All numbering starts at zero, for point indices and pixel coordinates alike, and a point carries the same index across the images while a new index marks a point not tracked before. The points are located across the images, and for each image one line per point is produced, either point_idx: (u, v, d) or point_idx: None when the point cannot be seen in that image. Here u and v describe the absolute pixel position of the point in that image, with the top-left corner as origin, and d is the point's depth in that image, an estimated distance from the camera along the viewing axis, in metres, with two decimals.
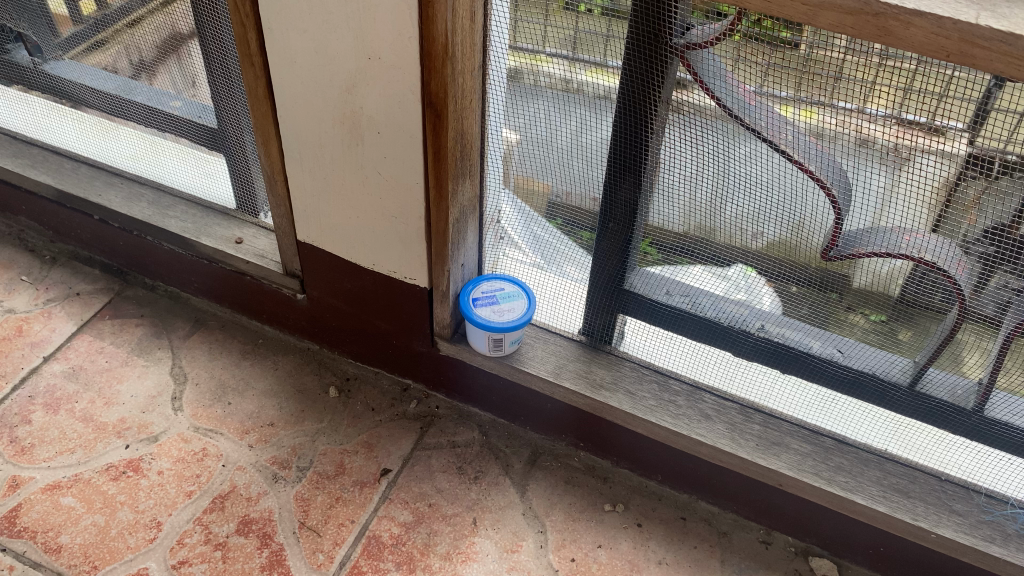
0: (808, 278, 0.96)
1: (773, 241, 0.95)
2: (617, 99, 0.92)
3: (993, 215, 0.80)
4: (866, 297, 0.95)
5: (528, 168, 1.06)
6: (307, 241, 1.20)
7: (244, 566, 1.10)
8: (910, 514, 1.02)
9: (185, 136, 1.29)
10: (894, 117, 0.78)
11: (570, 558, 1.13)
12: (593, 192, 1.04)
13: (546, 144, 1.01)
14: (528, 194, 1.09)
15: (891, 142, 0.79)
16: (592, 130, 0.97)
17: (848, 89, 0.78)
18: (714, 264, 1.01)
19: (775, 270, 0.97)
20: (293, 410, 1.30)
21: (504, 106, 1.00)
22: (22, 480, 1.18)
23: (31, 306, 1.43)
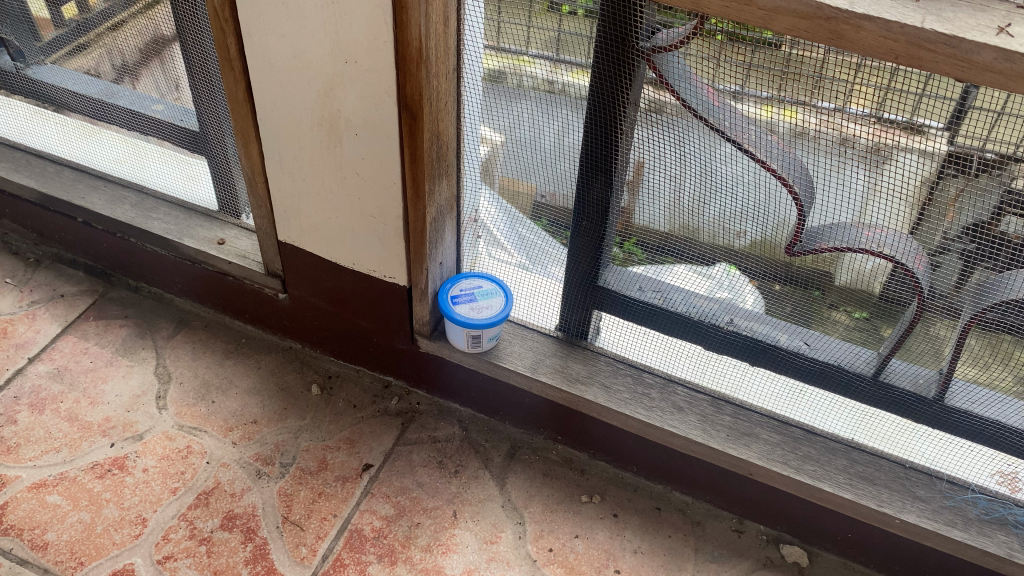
0: (787, 276, 0.99)
1: (753, 240, 0.98)
2: (588, 101, 0.95)
3: (972, 213, 0.83)
4: (848, 296, 0.98)
5: (513, 169, 1.08)
6: (288, 242, 1.22)
7: (228, 560, 1.12)
8: (875, 500, 1.05)
9: (167, 139, 1.31)
10: (875, 116, 0.80)
11: (548, 549, 1.16)
12: (567, 190, 1.07)
13: (525, 145, 1.04)
14: (511, 195, 1.11)
15: (874, 141, 0.81)
16: (575, 131, 0.99)
17: (829, 90, 0.80)
18: (698, 263, 1.04)
19: (758, 269, 1.00)
20: (276, 407, 1.32)
21: (483, 107, 1.03)
22: (8, 479, 1.19)
23: (16, 308, 1.45)
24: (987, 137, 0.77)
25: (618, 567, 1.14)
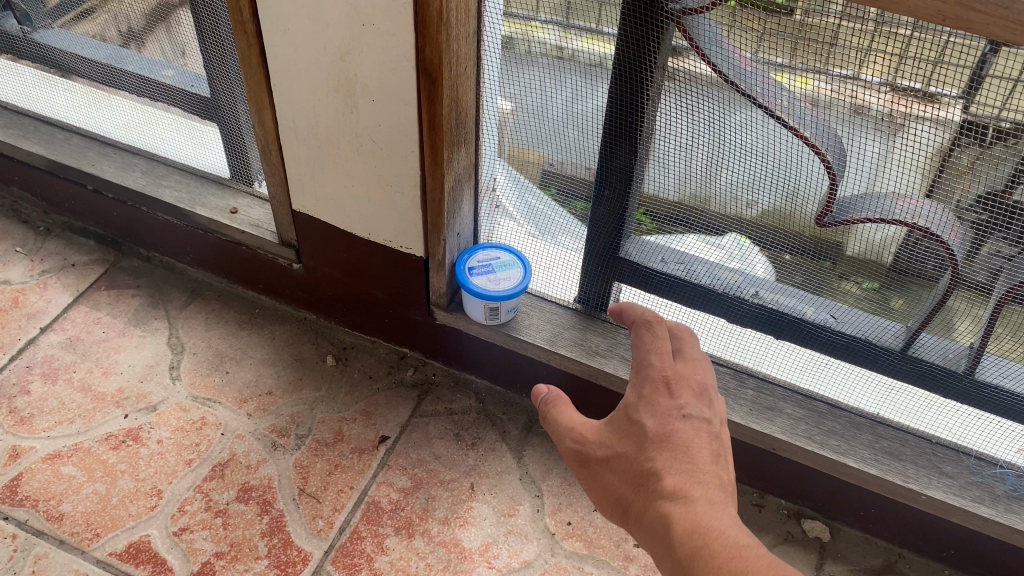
0: (801, 246, 0.97)
1: (768, 210, 0.95)
2: (609, 67, 0.92)
3: (987, 181, 0.80)
4: (862, 266, 0.95)
5: (523, 136, 1.07)
6: (303, 211, 1.20)
7: (245, 533, 1.11)
8: (901, 476, 1.03)
9: (177, 105, 1.29)
10: (889, 84, 0.77)
11: (567, 522, 1.15)
12: (588, 162, 1.05)
13: (540, 114, 1.02)
14: (519, 162, 1.10)
15: (889, 109, 0.79)
16: (586, 99, 0.97)
17: (843, 57, 0.78)
18: (707, 233, 1.02)
19: (771, 239, 0.98)
20: (291, 378, 1.31)
21: (497, 77, 1.00)
22: (23, 449, 1.18)
23: (26, 277, 1.43)
24: (1005, 105, 0.75)
25: None
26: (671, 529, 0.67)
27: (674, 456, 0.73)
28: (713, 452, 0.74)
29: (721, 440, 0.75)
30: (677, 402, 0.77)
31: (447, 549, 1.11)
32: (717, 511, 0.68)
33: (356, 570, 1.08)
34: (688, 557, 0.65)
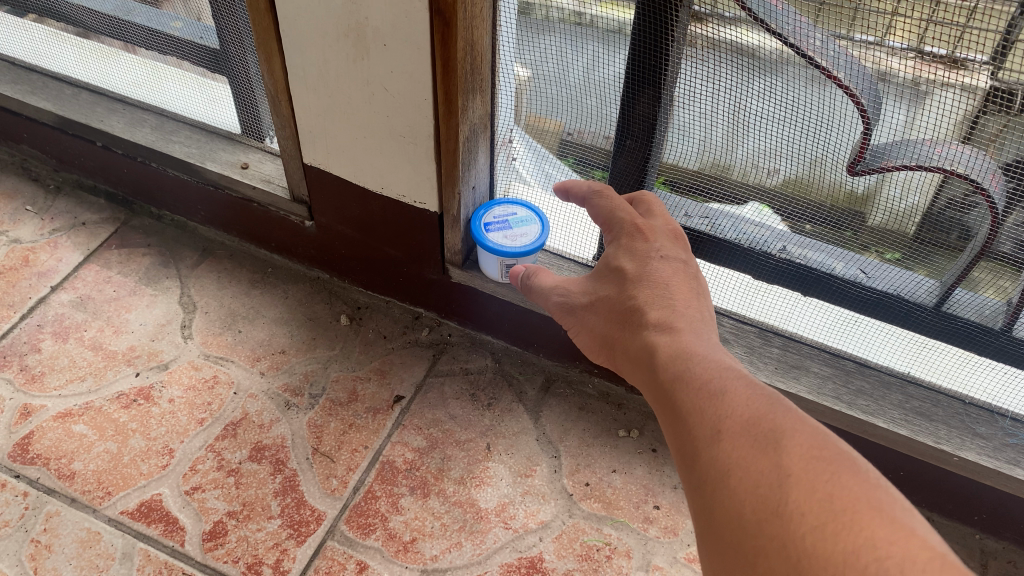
0: (823, 217, 0.96)
1: (790, 179, 0.94)
2: (629, 33, 0.90)
3: (1014, 149, 0.78)
4: (885, 237, 0.94)
5: (540, 106, 1.05)
6: (314, 165, 1.17)
7: (258, 492, 1.10)
8: (933, 437, 1.00)
9: (186, 58, 1.26)
10: (914, 51, 0.74)
11: (585, 483, 1.12)
12: (605, 131, 1.03)
13: (559, 81, 1.00)
14: (538, 132, 1.09)
15: (914, 76, 0.76)
16: (605, 66, 0.95)
17: (868, 20, 0.75)
18: (728, 203, 1.01)
19: (788, 208, 0.97)
20: (304, 338, 1.29)
21: (513, 41, 0.98)
22: (34, 408, 1.17)
23: (37, 236, 1.41)
24: None
25: (658, 503, 1.11)
26: (657, 359, 0.72)
27: (654, 292, 0.80)
28: (691, 288, 0.81)
29: (698, 279, 0.82)
30: (654, 246, 0.84)
31: (463, 509, 1.09)
32: (700, 340, 0.73)
33: (370, 530, 1.06)
34: (671, 379, 0.69)
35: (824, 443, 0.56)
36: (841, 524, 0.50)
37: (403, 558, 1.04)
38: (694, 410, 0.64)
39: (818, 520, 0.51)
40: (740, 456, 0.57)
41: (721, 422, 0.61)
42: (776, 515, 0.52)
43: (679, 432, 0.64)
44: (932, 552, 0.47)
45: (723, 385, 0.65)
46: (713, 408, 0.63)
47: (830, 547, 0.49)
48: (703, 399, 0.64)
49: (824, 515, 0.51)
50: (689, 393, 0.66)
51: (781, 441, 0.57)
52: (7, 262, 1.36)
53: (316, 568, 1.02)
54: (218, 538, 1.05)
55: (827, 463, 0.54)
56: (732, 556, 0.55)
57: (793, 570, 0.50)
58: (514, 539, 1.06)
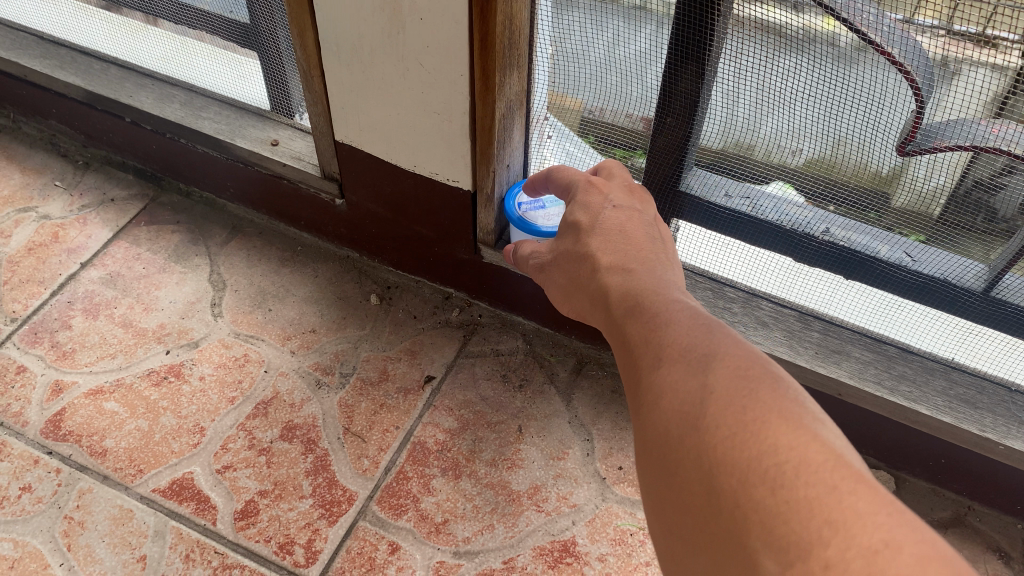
0: (845, 198, 0.95)
1: (813, 159, 0.93)
2: (655, 10, 0.88)
3: None
4: (913, 217, 0.93)
5: (562, 84, 1.04)
6: (346, 143, 1.15)
7: (289, 472, 1.09)
8: (977, 425, 0.98)
9: (215, 33, 1.23)
10: (944, 28, 0.74)
11: (618, 467, 1.11)
12: (628, 109, 1.02)
13: (583, 58, 0.99)
14: (558, 109, 1.08)
15: (941, 54, 0.76)
16: (627, 44, 0.94)
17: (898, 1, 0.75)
18: (751, 181, 1.00)
19: (818, 189, 0.96)
20: (334, 317, 1.28)
21: (550, 19, 0.96)
22: (65, 384, 1.17)
23: (66, 212, 1.41)
24: None
25: None
26: (614, 296, 0.70)
27: (608, 238, 0.77)
28: (646, 230, 0.79)
29: (651, 221, 0.80)
30: (609, 199, 0.82)
31: (495, 491, 1.08)
32: (652, 277, 0.70)
33: (402, 511, 1.06)
34: (625, 315, 0.67)
35: (755, 364, 0.54)
36: (751, 434, 0.48)
37: (435, 539, 1.03)
38: (641, 339, 0.62)
39: (730, 431, 0.49)
40: (673, 378, 0.55)
41: (662, 348, 0.59)
42: (696, 429, 0.50)
43: (626, 364, 0.63)
44: (832, 457, 0.45)
45: (671, 315, 0.63)
46: (657, 337, 0.61)
47: (739, 458, 0.47)
48: (649, 330, 0.62)
49: (737, 425, 0.49)
50: (639, 324, 0.64)
51: (713, 362, 0.55)
52: (37, 238, 1.36)
53: (348, 548, 1.02)
54: (250, 517, 1.04)
55: (752, 380, 0.52)
56: (657, 475, 0.53)
57: (706, 478, 0.48)
58: (547, 522, 1.05)
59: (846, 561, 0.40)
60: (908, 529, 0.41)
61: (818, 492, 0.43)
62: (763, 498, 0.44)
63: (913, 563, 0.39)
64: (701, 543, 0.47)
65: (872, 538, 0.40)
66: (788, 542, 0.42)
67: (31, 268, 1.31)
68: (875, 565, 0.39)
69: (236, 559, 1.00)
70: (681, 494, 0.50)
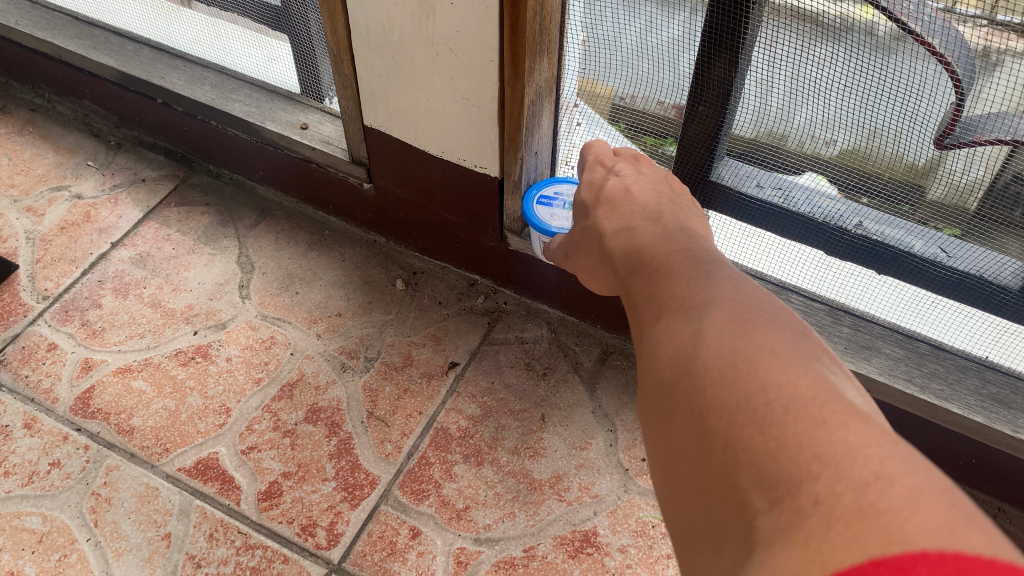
0: (880, 190, 0.92)
1: (847, 149, 0.91)
2: None
3: None
4: (946, 212, 0.90)
5: (591, 70, 1.03)
6: (375, 127, 1.15)
7: (313, 454, 1.10)
8: (1010, 425, 0.96)
9: (246, 16, 1.23)
10: (985, 18, 0.73)
11: (641, 458, 1.10)
12: (658, 96, 1.00)
13: (613, 42, 0.97)
14: (589, 96, 1.06)
15: (982, 44, 0.74)
16: (659, 30, 0.92)
17: None
18: (783, 171, 0.98)
19: (851, 181, 0.94)
20: (360, 301, 1.28)
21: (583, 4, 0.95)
22: (95, 362, 1.18)
23: (98, 192, 1.42)
24: None
25: None
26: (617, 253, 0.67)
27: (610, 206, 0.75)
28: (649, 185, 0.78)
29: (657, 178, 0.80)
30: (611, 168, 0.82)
31: (517, 479, 1.08)
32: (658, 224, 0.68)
33: (424, 496, 1.06)
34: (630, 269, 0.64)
35: (753, 302, 0.50)
36: (739, 375, 0.44)
37: (456, 525, 1.03)
38: (645, 293, 0.59)
39: (719, 374, 0.45)
40: (670, 328, 0.52)
41: (661, 300, 0.56)
42: (686, 377, 0.47)
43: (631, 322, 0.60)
44: (820, 390, 0.42)
45: (674, 263, 0.59)
46: (659, 286, 0.57)
47: (727, 401, 0.44)
48: (652, 283, 0.59)
49: (727, 368, 0.45)
50: (643, 278, 0.61)
51: (710, 306, 0.51)
52: (69, 217, 1.37)
53: (370, 532, 1.02)
54: (274, 498, 1.05)
55: (748, 319, 0.48)
56: (656, 425, 0.50)
57: (698, 422, 0.45)
58: (568, 512, 1.05)
59: (835, 497, 0.37)
60: (903, 461, 0.38)
61: (805, 428, 0.40)
62: (750, 438, 0.41)
63: (904, 496, 0.35)
64: (696, 486, 0.45)
65: (862, 472, 0.37)
66: (775, 482, 0.39)
67: (63, 247, 1.33)
68: (866, 501, 0.36)
69: (259, 540, 1.01)
70: (674, 442, 0.47)
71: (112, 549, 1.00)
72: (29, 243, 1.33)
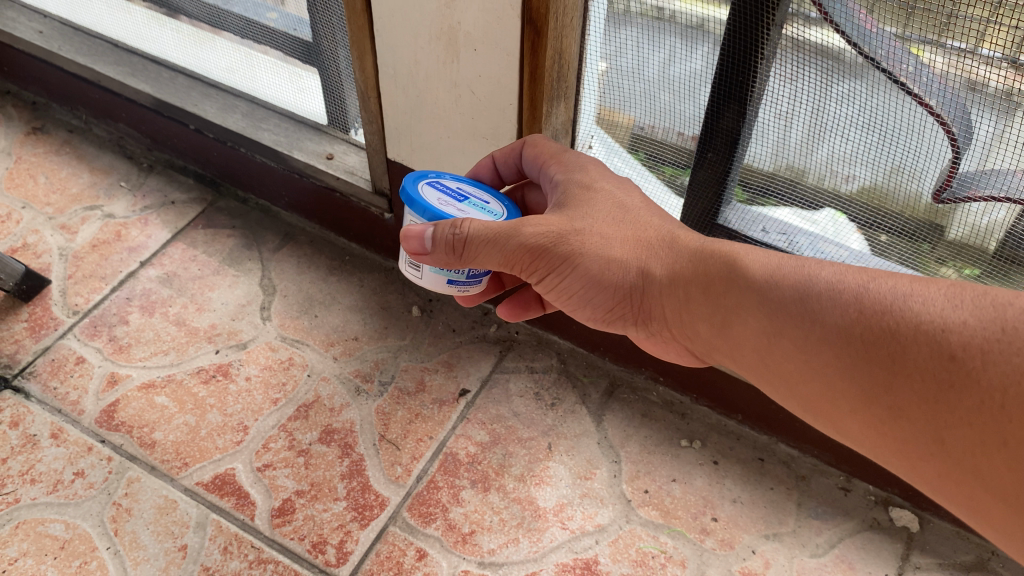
0: (898, 226, 0.95)
1: (867, 187, 0.94)
2: (711, 28, 0.89)
3: None
4: (960, 249, 0.94)
5: (608, 100, 1.05)
6: (398, 160, 1.20)
7: (326, 474, 1.14)
8: None
9: (279, 49, 1.28)
10: (1009, 61, 0.75)
11: (644, 490, 1.13)
12: (678, 127, 1.02)
13: (635, 75, 0.99)
14: (608, 125, 1.08)
15: (1006, 86, 0.76)
16: (682, 63, 0.94)
17: (958, 31, 0.75)
18: (801, 207, 1.01)
19: (861, 217, 0.97)
20: (377, 326, 1.32)
21: (601, 42, 0.97)
22: (120, 377, 1.23)
23: (129, 212, 1.48)
24: None
25: (716, 515, 1.11)
26: (650, 276, 0.78)
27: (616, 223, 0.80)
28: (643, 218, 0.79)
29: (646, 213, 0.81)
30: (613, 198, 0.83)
31: (521, 506, 1.11)
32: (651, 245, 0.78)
33: (431, 519, 1.09)
34: (697, 288, 0.75)
35: (890, 309, 0.60)
36: (947, 404, 0.55)
37: (462, 549, 1.07)
38: (744, 318, 0.70)
39: (927, 409, 0.57)
40: (824, 362, 0.63)
41: (783, 328, 0.66)
42: (894, 411, 0.59)
43: (733, 340, 0.73)
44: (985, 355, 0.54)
45: (764, 284, 0.68)
46: (737, 301, 0.71)
47: (950, 434, 0.56)
48: (724, 292, 0.72)
49: (930, 401, 0.57)
50: (732, 301, 0.71)
51: (855, 337, 0.61)
52: (101, 235, 1.43)
53: (377, 552, 1.06)
54: (287, 514, 1.09)
55: (902, 334, 0.58)
56: (870, 442, 0.63)
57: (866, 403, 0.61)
58: (571, 539, 1.08)
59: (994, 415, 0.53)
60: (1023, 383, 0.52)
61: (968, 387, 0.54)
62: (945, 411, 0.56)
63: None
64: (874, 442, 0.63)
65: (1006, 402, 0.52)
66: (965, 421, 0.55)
67: (94, 264, 1.38)
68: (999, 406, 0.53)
69: (271, 554, 1.05)
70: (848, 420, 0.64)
71: (131, 557, 1.04)
72: (62, 259, 1.39)
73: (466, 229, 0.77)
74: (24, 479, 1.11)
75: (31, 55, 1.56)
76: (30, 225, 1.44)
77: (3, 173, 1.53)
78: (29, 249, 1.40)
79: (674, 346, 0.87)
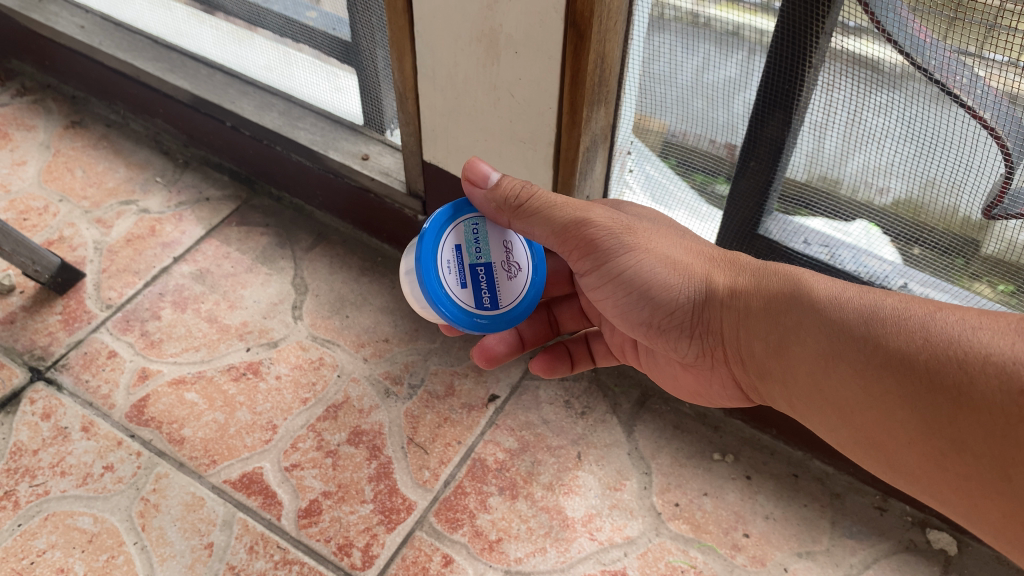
0: (934, 241, 0.93)
1: (903, 201, 0.91)
2: (747, 35, 0.87)
3: None
4: (997, 265, 0.91)
5: (647, 106, 1.03)
6: (434, 162, 1.20)
7: (353, 476, 1.13)
8: None
9: (317, 48, 1.27)
10: None
11: (674, 503, 1.12)
12: (713, 134, 1.01)
13: (671, 80, 0.97)
14: (642, 131, 1.07)
15: None
16: (719, 69, 0.92)
17: (1001, 42, 0.73)
18: (835, 218, 1.00)
19: (901, 230, 0.95)
20: (407, 328, 1.32)
21: (641, 50, 0.96)
22: (151, 372, 1.23)
23: (164, 208, 1.49)
24: None
25: (747, 531, 1.09)
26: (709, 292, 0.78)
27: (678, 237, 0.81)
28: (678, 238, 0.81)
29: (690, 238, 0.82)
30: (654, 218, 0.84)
31: (549, 515, 1.10)
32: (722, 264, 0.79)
33: (458, 525, 1.08)
34: (757, 301, 0.74)
35: (958, 338, 0.58)
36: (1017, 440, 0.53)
37: (488, 556, 1.05)
38: (802, 336, 0.68)
39: (995, 447, 0.55)
40: (885, 390, 0.61)
41: (843, 351, 0.64)
42: (956, 444, 0.57)
43: (788, 363, 0.71)
44: None
45: (825, 305, 0.67)
46: (796, 324, 0.69)
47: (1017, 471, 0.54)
48: (784, 317, 0.71)
49: (999, 439, 0.54)
50: (792, 318, 0.70)
51: (919, 364, 0.59)
52: (135, 230, 1.44)
53: (403, 556, 1.05)
54: (313, 516, 1.09)
55: (970, 365, 0.56)
56: (927, 477, 0.61)
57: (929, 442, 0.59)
58: (599, 551, 1.06)
59: None
60: None
61: None
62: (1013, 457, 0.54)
63: None
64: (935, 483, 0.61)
65: None
66: None
67: (128, 258, 1.39)
68: None
69: (297, 555, 1.04)
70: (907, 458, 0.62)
71: (158, 554, 1.04)
72: (97, 253, 1.40)
73: (535, 188, 0.77)
74: (54, 471, 1.11)
75: (73, 49, 1.57)
76: (67, 218, 1.45)
77: (42, 165, 1.54)
78: (65, 242, 1.41)
79: (722, 372, 0.86)
